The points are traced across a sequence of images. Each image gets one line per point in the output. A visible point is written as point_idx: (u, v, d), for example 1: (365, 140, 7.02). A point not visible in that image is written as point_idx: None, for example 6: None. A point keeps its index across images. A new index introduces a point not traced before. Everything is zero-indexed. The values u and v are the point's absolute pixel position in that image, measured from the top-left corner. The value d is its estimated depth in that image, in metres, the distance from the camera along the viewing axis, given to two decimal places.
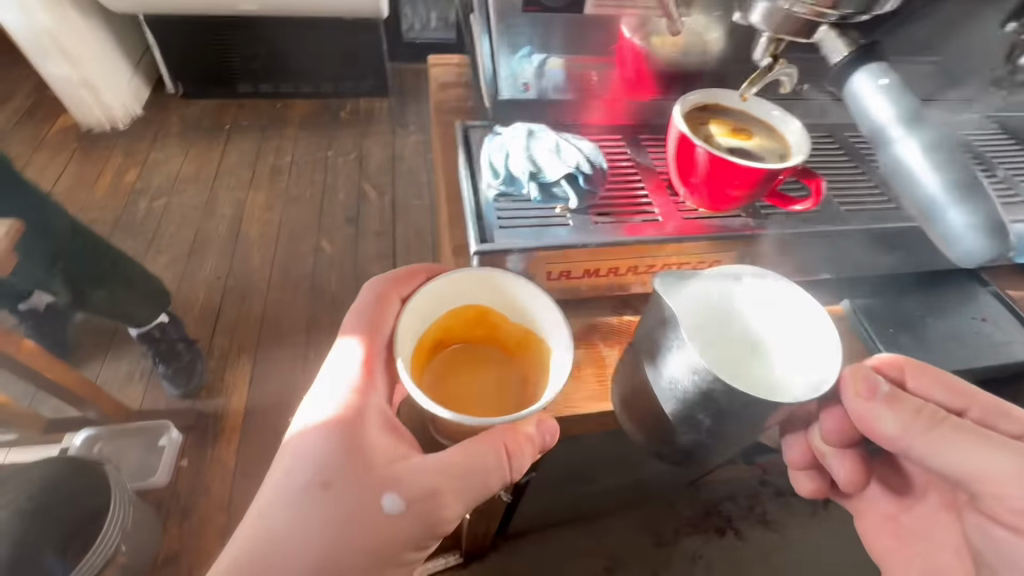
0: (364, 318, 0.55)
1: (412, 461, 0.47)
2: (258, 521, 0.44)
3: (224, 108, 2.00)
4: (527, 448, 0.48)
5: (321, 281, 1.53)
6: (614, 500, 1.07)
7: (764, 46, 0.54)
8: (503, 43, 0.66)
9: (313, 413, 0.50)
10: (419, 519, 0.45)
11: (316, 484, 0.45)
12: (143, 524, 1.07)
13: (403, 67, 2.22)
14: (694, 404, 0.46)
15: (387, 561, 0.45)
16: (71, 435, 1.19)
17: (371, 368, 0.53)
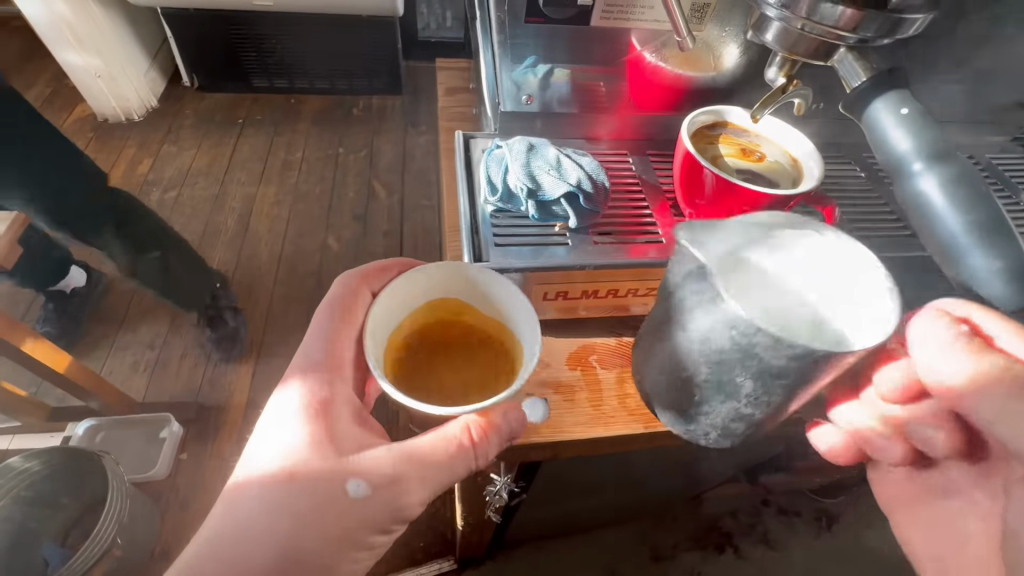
0: (330, 313, 0.53)
1: (372, 448, 0.46)
2: (214, 525, 0.42)
3: (238, 102, 2.02)
4: (495, 436, 0.46)
5: (327, 278, 1.53)
6: (613, 514, 1.06)
7: (778, 66, 0.53)
8: (507, 54, 0.67)
9: (275, 410, 0.48)
10: (383, 507, 0.44)
11: (276, 482, 0.43)
12: (139, 517, 1.04)
13: (417, 66, 2.22)
14: (726, 376, 0.39)
15: (350, 545, 0.43)
16: (73, 424, 1.20)
17: (338, 360, 0.51)
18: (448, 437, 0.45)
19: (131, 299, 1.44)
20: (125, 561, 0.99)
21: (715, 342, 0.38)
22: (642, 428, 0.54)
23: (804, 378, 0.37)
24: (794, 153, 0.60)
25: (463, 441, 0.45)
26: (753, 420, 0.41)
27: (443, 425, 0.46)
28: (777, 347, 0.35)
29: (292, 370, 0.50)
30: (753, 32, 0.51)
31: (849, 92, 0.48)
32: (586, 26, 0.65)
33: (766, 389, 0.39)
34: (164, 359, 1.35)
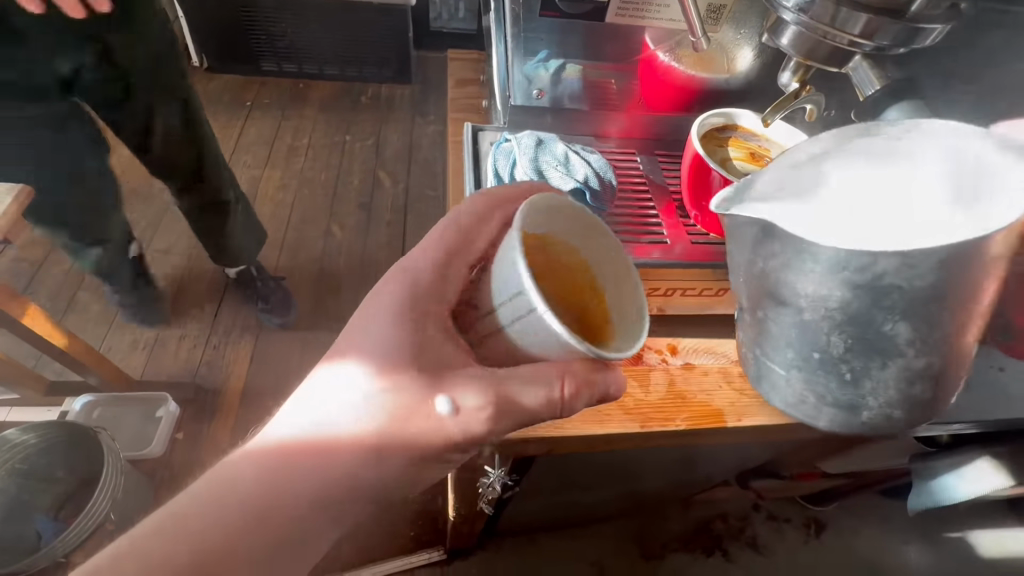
0: (452, 225, 0.46)
1: (470, 370, 0.42)
2: (302, 414, 0.41)
3: (247, 85, 2.01)
4: (586, 392, 0.42)
5: (329, 265, 1.53)
6: (603, 512, 1.06)
7: (792, 71, 0.52)
8: (520, 47, 0.67)
9: (375, 308, 0.43)
10: (469, 435, 0.41)
11: (370, 389, 0.41)
12: (131, 494, 1.04)
13: (427, 56, 2.21)
14: (860, 330, 0.38)
15: (431, 461, 0.42)
16: (71, 399, 1.20)
17: (443, 275, 0.44)
18: (546, 374, 0.41)
19: None
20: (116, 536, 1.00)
21: (830, 295, 0.38)
22: (638, 427, 0.52)
23: (951, 301, 0.36)
24: None
25: (556, 388, 0.41)
26: (927, 364, 0.39)
27: (540, 364, 0.41)
28: (902, 270, 0.35)
29: (394, 273, 0.45)
30: (768, 34, 0.50)
31: (863, 100, 0.49)
32: (600, 22, 0.65)
33: (913, 325, 0.37)
34: (163, 338, 1.35)
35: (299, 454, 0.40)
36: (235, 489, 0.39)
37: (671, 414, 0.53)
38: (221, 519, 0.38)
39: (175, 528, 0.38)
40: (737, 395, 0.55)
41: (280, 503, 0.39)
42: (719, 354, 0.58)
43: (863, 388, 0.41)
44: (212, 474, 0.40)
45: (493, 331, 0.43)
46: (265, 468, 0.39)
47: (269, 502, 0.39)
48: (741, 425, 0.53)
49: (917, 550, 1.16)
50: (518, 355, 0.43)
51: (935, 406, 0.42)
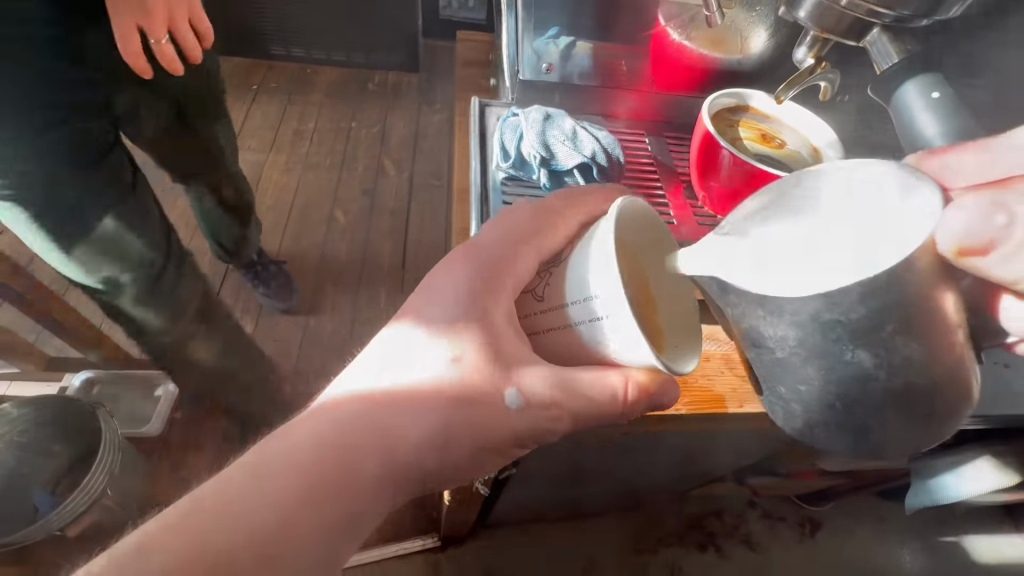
0: (526, 220, 0.47)
1: (536, 364, 0.43)
2: (370, 390, 0.41)
3: (254, 68, 2.00)
4: (645, 401, 0.44)
5: (331, 251, 1.53)
6: (599, 503, 1.06)
7: (807, 46, 0.52)
8: (530, 23, 0.65)
9: (447, 292, 0.44)
10: (532, 427, 0.43)
11: (444, 374, 0.41)
12: (129, 470, 1.04)
13: (435, 44, 2.19)
14: (822, 364, 0.37)
15: (493, 451, 0.44)
16: (71, 375, 1.20)
17: (514, 266, 0.46)
18: (608, 377, 0.43)
19: None
20: (114, 512, 1.00)
21: (785, 337, 0.38)
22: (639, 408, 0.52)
23: (899, 322, 0.35)
24: (815, 143, 0.60)
25: (618, 389, 0.43)
26: (916, 387, 0.36)
27: (602, 368, 0.43)
28: (833, 304, 0.35)
29: (465, 256, 0.46)
30: (785, 7, 0.50)
31: (880, 74, 0.51)
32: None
33: (876, 353, 0.36)
34: None
35: (371, 432, 0.39)
36: (288, 463, 0.37)
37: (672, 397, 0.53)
38: (280, 493, 0.36)
39: (225, 500, 0.36)
40: (737, 380, 0.55)
41: (343, 480, 0.38)
42: (721, 341, 0.58)
43: (855, 420, 0.38)
44: (271, 444, 0.39)
45: (556, 326, 0.46)
46: (332, 440, 0.39)
47: (331, 478, 0.38)
48: (741, 411, 0.53)
49: (912, 552, 1.16)
50: (580, 354, 0.45)
51: (943, 419, 0.38)
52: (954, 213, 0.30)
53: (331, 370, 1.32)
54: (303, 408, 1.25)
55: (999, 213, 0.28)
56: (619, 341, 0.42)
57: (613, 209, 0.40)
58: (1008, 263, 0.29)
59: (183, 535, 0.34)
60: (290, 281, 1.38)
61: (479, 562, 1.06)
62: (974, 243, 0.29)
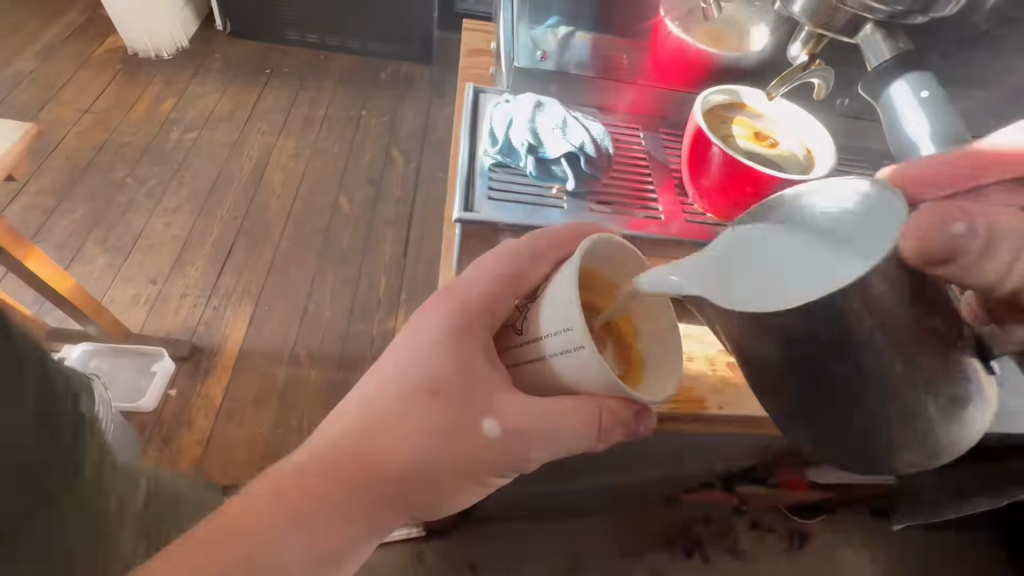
0: (505, 261, 0.48)
1: (513, 395, 0.44)
2: (355, 423, 0.43)
3: (268, 52, 2.01)
4: (621, 427, 0.44)
5: (334, 237, 1.54)
6: (586, 502, 1.06)
7: (802, 43, 0.53)
8: (528, 7, 0.64)
9: (423, 335, 0.46)
10: (509, 458, 0.44)
11: (420, 406, 0.43)
12: (122, 444, 1.06)
13: (450, 37, 2.19)
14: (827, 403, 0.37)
15: (471, 478, 0.44)
16: (70, 346, 1.21)
17: (492, 305, 0.47)
18: (580, 409, 0.43)
19: (139, 233, 1.46)
20: None
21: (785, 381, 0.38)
22: None
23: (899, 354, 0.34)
24: (810, 145, 0.59)
25: (592, 419, 0.43)
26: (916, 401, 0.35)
27: (574, 399, 0.43)
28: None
29: (443, 297, 0.47)
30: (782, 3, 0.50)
31: (868, 71, 0.50)
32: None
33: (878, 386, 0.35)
34: (165, 295, 1.37)
35: (354, 461, 0.42)
36: (280, 494, 0.41)
37: None
38: (268, 521, 0.39)
39: (224, 527, 0.39)
40: (723, 382, 0.55)
41: (327, 510, 0.41)
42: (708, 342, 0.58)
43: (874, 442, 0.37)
44: (266, 477, 0.42)
45: (532, 358, 0.46)
46: (315, 473, 0.41)
47: (317, 511, 0.41)
48: (721, 413, 0.53)
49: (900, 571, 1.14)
50: (556, 386, 0.46)
51: (965, 413, 0.36)
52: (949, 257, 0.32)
53: (326, 356, 1.32)
54: (297, 392, 1.26)
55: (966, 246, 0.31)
56: (593, 373, 0.42)
57: (578, 249, 0.42)
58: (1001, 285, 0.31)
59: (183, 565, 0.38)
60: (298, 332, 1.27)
61: (463, 554, 1.06)
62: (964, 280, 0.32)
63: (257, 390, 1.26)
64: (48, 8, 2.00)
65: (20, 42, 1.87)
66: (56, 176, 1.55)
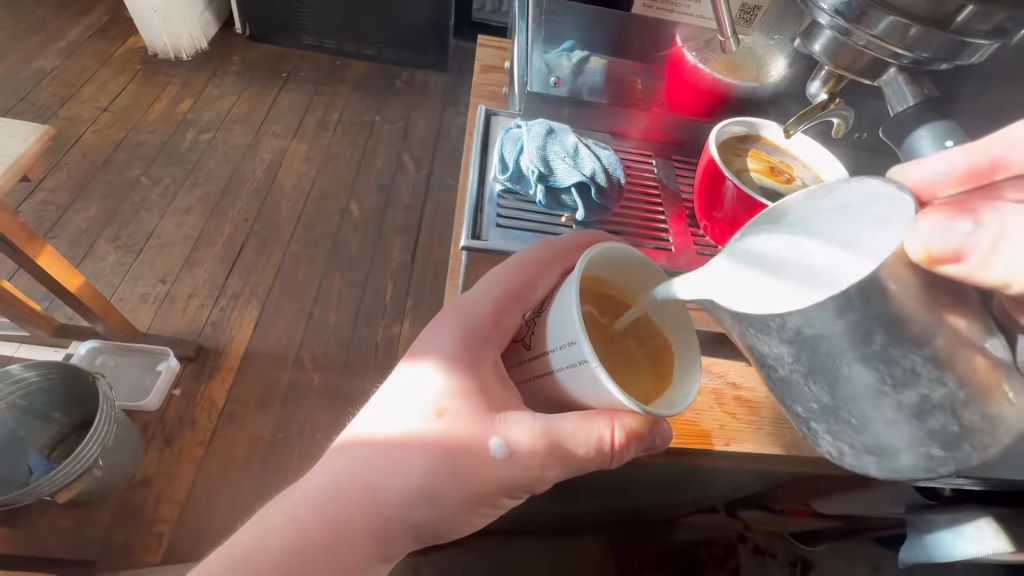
0: (511, 277, 0.49)
1: (521, 412, 0.44)
2: (356, 453, 0.42)
3: (285, 56, 2.04)
4: (636, 443, 0.43)
5: (343, 241, 1.54)
6: (588, 520, 1.04)
7: (822, 81, 0.51)
8: (542, 33, 0.66)
9: (430, 355, 0.46)
10: (519, 478, 0.42)
11: (426, 425, 0.42)
12: (123, 443, 1.06)
13: (466, 46, 2.21)
14: (823, 383, 0.29)
15: (480, 502, 0.42)
16: (78, 343, 1.22)
17: (498, 321, 0.48)
18: (596, 428, 0.42)
19: (152, 232, 1.48)
20: (102, 483, 1.02)
21: (780, 355, 0.31)
22: None
23: (893, 331, 0.27)
24: (826, 180, 0.58)
25: (604, 438, 0.42)
26: (937, 404, 0.27)
27: (585, 417, 0.42)
28: (810, 319, 0.28)
29: (451, 314, 0.48)
30: (801, 40, 0.50)
31: (892, 118, 0.47)
32: (627, 13, 0.63)
33: (879, 371, 0.27)
34: (173, 294, 1.37)
35: (355, 492, 0.41)
36: (280, 532, 0.39)
37: None
38: (272, 555, 0.39)
39: (231, 558, 0.39)
40: (727, 417, 0.53)
41: (333, 542, 0.40)
42: (716, 375, 0.57)
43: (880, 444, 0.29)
44: (270, 509, 0.41)
45: (541, 374, 0.46)
46: (316, 506, 0.40)
47: (322, 543, 0.39)
48: (728, 450, 0.51)
49: None
50: (565, 404, 0.45)
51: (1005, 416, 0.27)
52: (917, 221, 0.26)
53: (330, 361, 1.32)
54: (300, 397, 1.26)
55: (967, 219, 0.25)
56: (597, 389, 0.41)
57: (578, 262, 0.41)
58: (990, 268, 0.25)
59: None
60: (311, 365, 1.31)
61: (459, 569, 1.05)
62: (944, 250, 0.26)
63: (260, 392, 1.26)
64: (73, 7, 2.04)
65: (45, 40, 1.91)
66: (73, 172, 1.57)
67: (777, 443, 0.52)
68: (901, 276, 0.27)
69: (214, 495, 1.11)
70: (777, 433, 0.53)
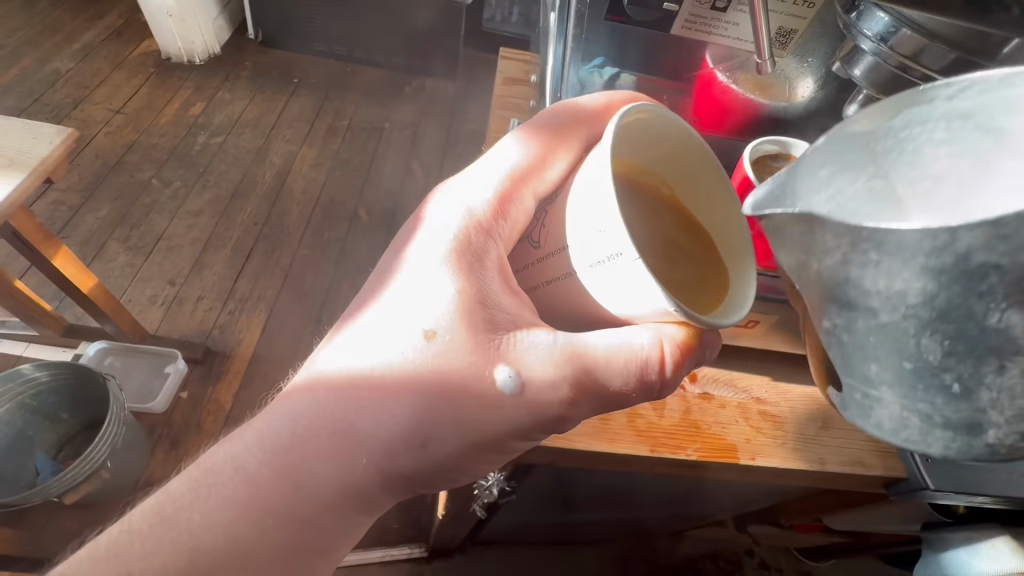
0: (514, 168, 0.47)
1: (536, 332, 0.42)
2: (331, 381, 0.39)
3: (297, 62, 2.05)
4: (688, 358, 0.41)
5: (352, 247, 1.55)
6: (595, 531, 1.03)
7: (860, 105, 0.55)
8: (578, 50, 0.64)
9: (419, 268, 0.43)
10: (533, 414, 0.40)
11: (418, 348, 0.39)
12: (130, 445, 1.05)
13: (475, 55, 2.23)
14: None
15: (482, 445, 0.40)
16: (86, 344, 1.22)
17: (504, 217, 0.46)
18: (637, 344, 0.40)
19: (162, 234, 1.48)
20: (110, 484, 1.01)
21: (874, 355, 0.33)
22: (648, 451, 0.51)
23: None
24: None
25: (651, 358, 0.40)
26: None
27: (630, 331, 0.41)
28: (997, 241, 0.20)
29: (446, 207, 0.46)
30: (841, 64, 0.52)
31: None
32: (665, 32, 0.61)
33: None
34: (182, 297, 1.38)
35: (327, 430, 0.38)
36: (226, 483, 0.36)
37: (682, 442, 0.52)
38: (209, 515, 0.35)
39: (160, 514, 0.36)
40: (753, 432, 0.53)
41: (292, 488, 0.37)
42: (739, 390, 0.57)
43: (971, 410, 0.24)
44: (216, 451, 0.38)
45: (562, 276, 0.45)
46: (275, 451, 0.37)
47: (284, 491, 0.36)
48: (753, 464, 0.51)
49: None
50: (591, 312, 0.45)
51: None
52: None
53: None
54: None
55: None
56: (628, 287, 0.39)
57: (606, 136, 0.39)
58: None
59: (120, 553, 0.34)
60: None
61: None
62: None
63: (267, 395, 1.26)
64: (88, 9, 2.06)
65: (59, 42, 1.92)
66: (84, 173, 1.58)
67: (803, 459, 0.52)
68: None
69: None
70: (803, 449, 0.53)
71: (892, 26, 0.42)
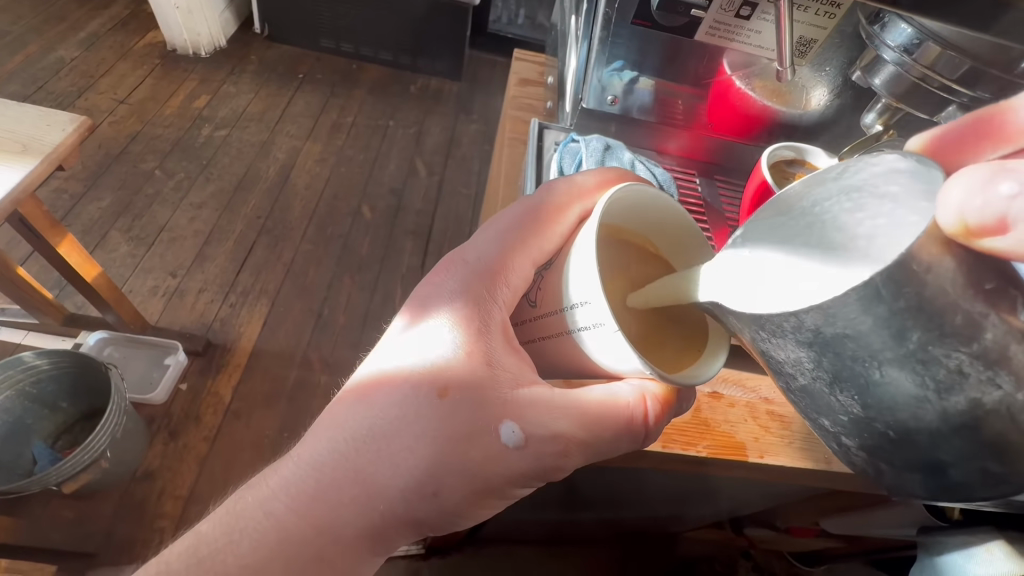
0: (513, 228, 0.48)
1: (538, 387, 0.42)
2: (344, 431, 0.38)
3: (302, 58, 2.06)
4: (669, 411, 0.45)
5: (354, 243, 1.55)
6: (593, 530, 1.04)
7: (877, 113, 0.59)
8: (604, 52, 0.65)
9: (433, 323, 0.43)
10: (536, 467, 0.40)
11: (425, 401, 0.39)
12: (129, 435, 1.05)
13: (481, 56, 2.23)
14: (853, 392, 0.27)
15: (491, 493, 0.39)
16: (87, 333, 1.22)
17: (506, 274, 0.47)
18: (622, 398, 0.42)
19: (164, 225, 1.48)
20: (108, 473, 1.01)
21: (799, 360, 0.28)
22: (660, 447, 0.51)
23: (931, 327, 0.23)
24: None
25: (637, 411, 0.42)
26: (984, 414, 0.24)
27: (614, 384, 0.43)
28: (832, 317, 0.25)
29: (453, 268, 0.47)
30: (862, 73, 0.55)
31: None
32: (689, 38, 0.62)
33: (919, 376, 0.24)
34: (184, 289, 1.37)
35: (343, 479, 0.37)
36: (251, 533, 0.36)
37: (693, 439, 0.53)
38: (237, 559, 0.35)
39: (196, 556, 0.36)
40: (761, 431, 0.54)
41: (313, 536, 0.36)
42: (748, 389, 0.58)
43: (916, 454, 0.26)
44: (243, 499, 0.38)
45: (560, 334, 0.45)
46: (299, 502, 0.37)
47: (306, 535, 0.36)
48: (762, 462, 0.52)
49: None
50: (586, 366, 0.46)
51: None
52: (950, 184, 0.23)
53: (338, 362, 1.32)
54: (307, 397, 1.25)
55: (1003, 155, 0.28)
56: (617, 353, 0.41)
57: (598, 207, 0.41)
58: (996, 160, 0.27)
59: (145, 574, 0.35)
60: (316, 366, 1.30)
61: None
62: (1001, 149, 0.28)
63: (266, 390, 1.25)
64: None
65: (64, 30, 1.92)
66: (87, 163, 1.57)
67: (810, 458, 0.53)
68: (937, 260, 0.23)
69: (217, 493, 1.11)
70: (809, 448, 0.54)
71: (915, 38, 0.45)
